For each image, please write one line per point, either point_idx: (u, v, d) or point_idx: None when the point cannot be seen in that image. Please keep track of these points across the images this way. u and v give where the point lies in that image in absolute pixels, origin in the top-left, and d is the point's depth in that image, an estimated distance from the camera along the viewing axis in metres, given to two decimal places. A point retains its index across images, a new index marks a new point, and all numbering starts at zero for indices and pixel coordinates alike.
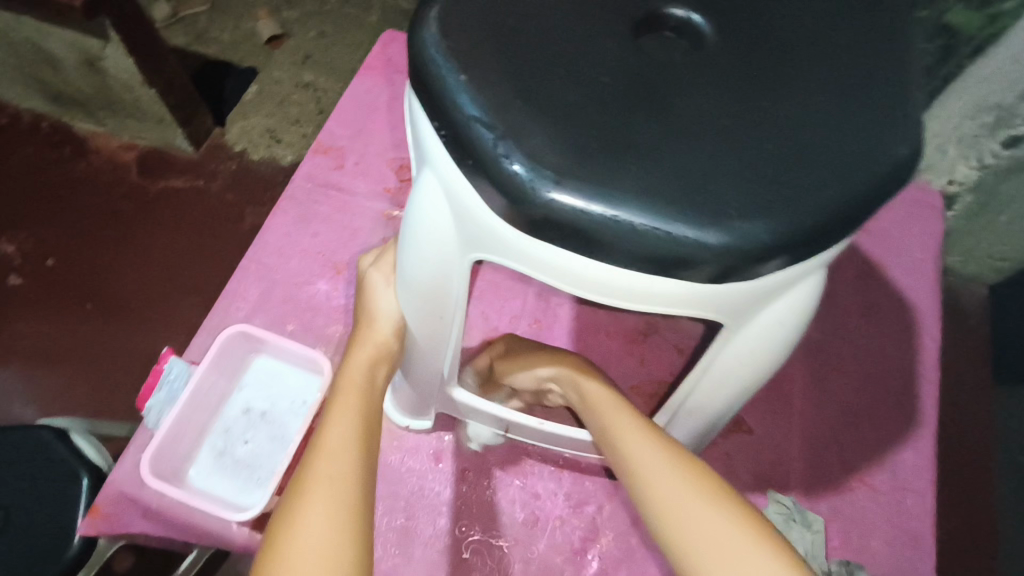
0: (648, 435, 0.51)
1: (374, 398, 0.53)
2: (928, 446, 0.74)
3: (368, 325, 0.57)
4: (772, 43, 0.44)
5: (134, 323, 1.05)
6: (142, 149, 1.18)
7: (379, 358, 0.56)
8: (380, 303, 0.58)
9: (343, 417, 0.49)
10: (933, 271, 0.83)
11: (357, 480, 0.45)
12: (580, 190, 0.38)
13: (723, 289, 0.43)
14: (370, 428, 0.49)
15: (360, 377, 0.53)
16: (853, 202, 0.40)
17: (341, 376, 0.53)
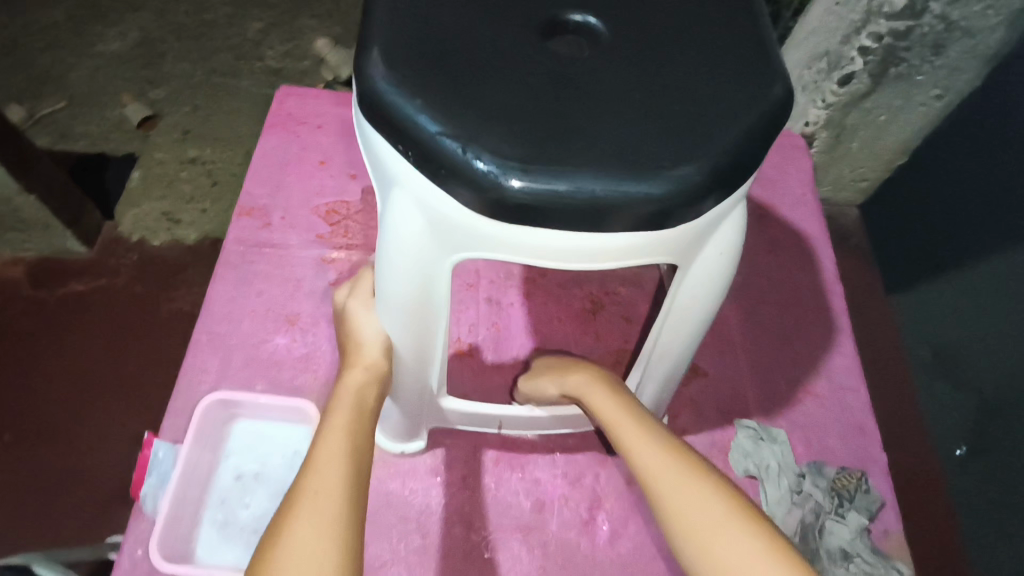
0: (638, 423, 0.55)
1: (364, 420, 0.55)
2: (849, 348, 0.87)
3: (355, 352, 0.59)
4: (654, 27, 0.46)
5: (56, 439, 1.03)
6: (29, 261, 1.19)
7: (369, 382, 0.57)
8: (363, 330, 0.60)
9: (334, 439, 0.51)
10: (814, 201, 1.00)
11: (349, 490, 0.47)
12: (545, 174, 0.38)
13: (676, 233, 0.42)
14: (359, 447, 0.51)
15: (349, 405, 0.55)
16: (767, 135, 0.42)
17: (332, 403, 0.55)
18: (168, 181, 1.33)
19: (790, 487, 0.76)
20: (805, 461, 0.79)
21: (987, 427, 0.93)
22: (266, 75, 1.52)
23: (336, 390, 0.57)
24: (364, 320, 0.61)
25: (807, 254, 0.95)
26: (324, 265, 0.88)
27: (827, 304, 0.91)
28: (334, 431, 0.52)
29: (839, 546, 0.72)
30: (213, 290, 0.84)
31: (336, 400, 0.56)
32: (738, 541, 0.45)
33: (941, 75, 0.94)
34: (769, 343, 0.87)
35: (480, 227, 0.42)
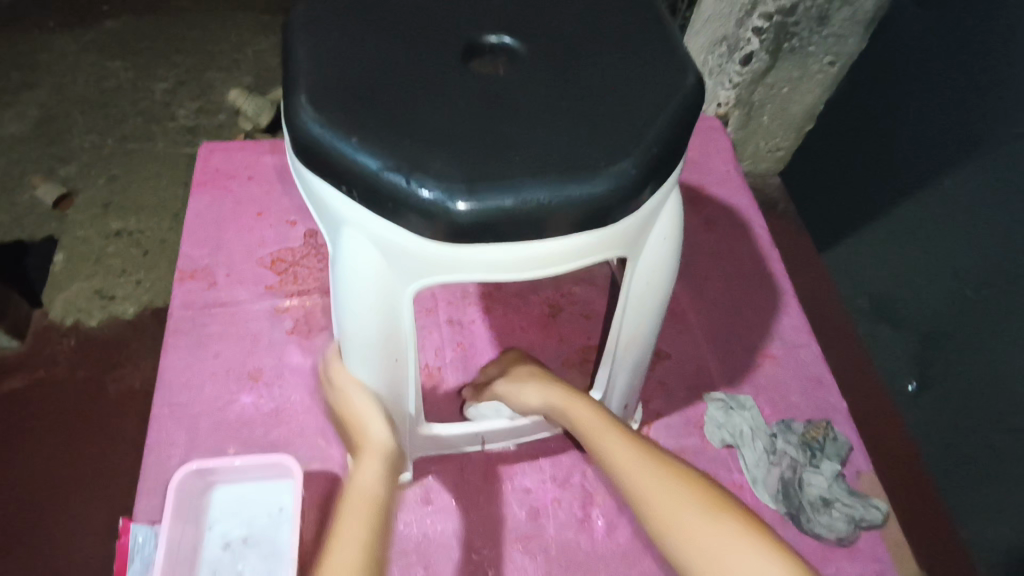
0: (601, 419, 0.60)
1: (379, 517, 0.51)
2: (795, 308, 0.92)
3: (362, 438, 0.57)
4: (566, 38, 0.48)
5: (13, 548, 0.97)
6: None
7: (380, 468, 0.55)
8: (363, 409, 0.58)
9: (350, 547, 0.48)
10: (738, 176, 1.05)
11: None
12: (490, 191, 0.39)
13: (621, 226, 0.44)
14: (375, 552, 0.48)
15: (360, 499, 0.52)
16: (687, 122, 0.45)
17: (344, 498, 0.52)
18: (95, 257, 1.28)
19: (764, 447, 0.80)
20: (775, 421, 0.83)
21: (931, 358, 1.00)
22: (182, 133, 1.49)
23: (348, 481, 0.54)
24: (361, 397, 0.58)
25: (740, 225, 1.00)
26: (278, 315, 0.87)
27: (767, 270, 0.96)
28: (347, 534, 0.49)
29: (819, 494, 0.76)
30: (167, 360, 0.82)
31: (348, 495, 0.53)
32: (689, 513, 0.49)
33: (830, 43, 1.02)
34: (721, 315, 0.92)
35: (435, 252, 0.43)
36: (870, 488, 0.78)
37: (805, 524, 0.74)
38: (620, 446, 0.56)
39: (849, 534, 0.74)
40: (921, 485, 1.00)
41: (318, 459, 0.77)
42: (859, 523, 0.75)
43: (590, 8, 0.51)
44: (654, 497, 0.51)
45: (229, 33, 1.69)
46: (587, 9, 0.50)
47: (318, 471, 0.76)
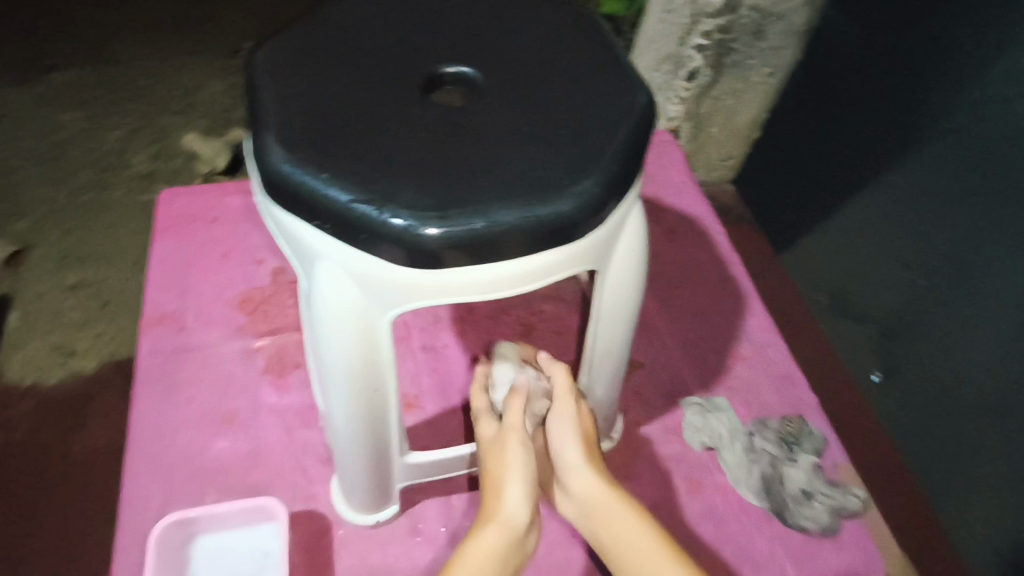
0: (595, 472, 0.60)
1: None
2: (760, 309, 0.95)
3: (494, 502, 0.58)
4: (522, 63, 0.50)
5: None
6: None
7: (504, 545, 0.55)
8: (509, 476, 0.59)
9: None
10: (694, 186, 1.09)
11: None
12: (460, 216, 0.40)
13: (589, 240, 0.46)
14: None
15: (480, 560, 0.54)
16: (645, 137, 0.47)
17: (460, 559, 0.54)
18: (52, 312, 1.25)
19: (744, 447, 0.81)
20: (751, 420, 0.85)
21: (892, 348, 1.04)
22: (137, 181, 1.47)
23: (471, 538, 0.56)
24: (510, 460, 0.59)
25: (700, 233, 1.04)
26: (250, 355, 0.86)
27: (730, 275, 0.99)
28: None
29: (800, 488, 0.78)
30: (138, 410, 0.80)
31: (465, 556, 0.54)
32: None
33: (767, 56, 1.08)
34: (691, 322, 0.94)
35: (408, 279, 0.44)
36: (848, 477, 0.80)
37: (789, 518, 0.76)
38: (614, 509, 0.58)
39: (833, 525, 0.76)
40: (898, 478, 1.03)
41: (301, 498, 0.76)
42: (840, 513, 0.77)
43: (542, 33, 0.53)
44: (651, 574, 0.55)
45: (180, 78, 1.68)
46: (540, 35, 0.52)
47: (302, 511, 0.75)
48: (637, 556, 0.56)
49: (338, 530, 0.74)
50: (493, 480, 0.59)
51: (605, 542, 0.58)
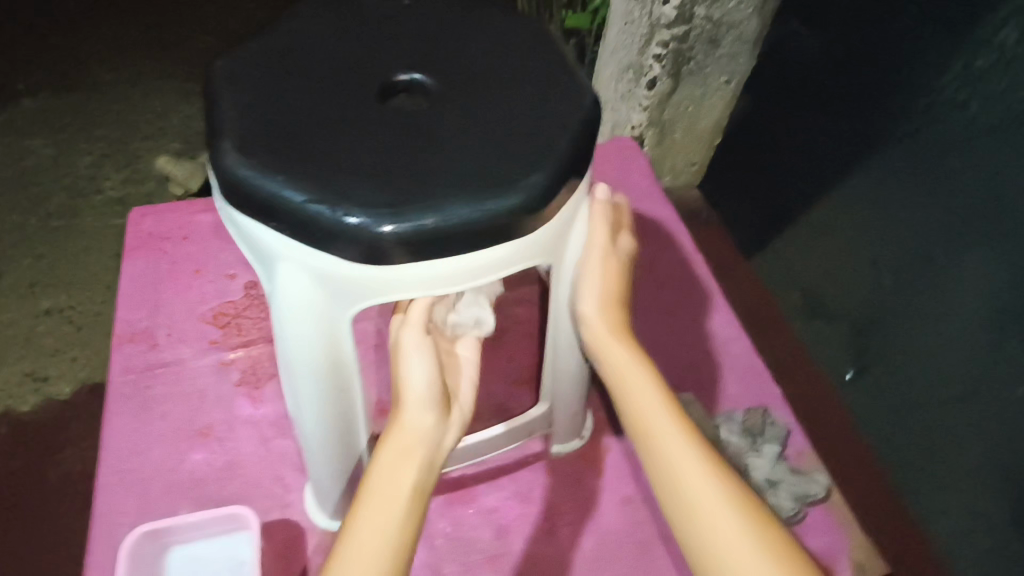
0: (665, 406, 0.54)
1: (401, 496, 0.52)
2: (724, 306, 0.98)
3: (400, 406, 0.57)
4: (473, 70, 0.52)
5: None
6: None
7: (409, 444, 0.55)
8: (407, 377, 0.58)
9: (363, 533, 0.51)
10: (658, 190, 1.12)
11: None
12: (411, 212, 0.42)
13: (539, 234, 0.48)
14: (388, 527, 0.51)
15: (387, 462, 0.54)
16: (591, 136, 0.49)
17: (371, 466, 0.55)
18: (26, 339, 1.24)
19: (710, 440, 0.83)
20: (717, 413, 0.87)
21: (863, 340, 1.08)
22: (112, 205, 1.47)
23: (381, 444, 0.56)
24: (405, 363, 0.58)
25: (664, 235, 1.07)
26: (224, 369, 0.86)
27: (694, 274, 1.02)
28: (367, 511, 0.52)
29: (765, 477, 0.80)
30: (111, 428, 0.81)
31: (375, 464, 0.55)
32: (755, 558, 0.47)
33: (723, 63, 1.11)
34: (657, 321, 0.97)
35: (365, 276, 0.45)
36: (813, 464, 0.83)
37: None
38: (683, 447, 0.52)
39: (798, 511, 0.78)
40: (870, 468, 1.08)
41: (276, 507, 0.76)
42: (805, 499, 0.79)
43: (493, 41, 0.55)
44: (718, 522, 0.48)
45: (153, 103, 1.68)
46: (490, 42, 0.55)
47: (277, 520, 0.75)
48: (704, 509, 0.49)
49: (314, 537, 0.74)
50: (398, 384, 0.59)
51: (660, 482, 0.52)
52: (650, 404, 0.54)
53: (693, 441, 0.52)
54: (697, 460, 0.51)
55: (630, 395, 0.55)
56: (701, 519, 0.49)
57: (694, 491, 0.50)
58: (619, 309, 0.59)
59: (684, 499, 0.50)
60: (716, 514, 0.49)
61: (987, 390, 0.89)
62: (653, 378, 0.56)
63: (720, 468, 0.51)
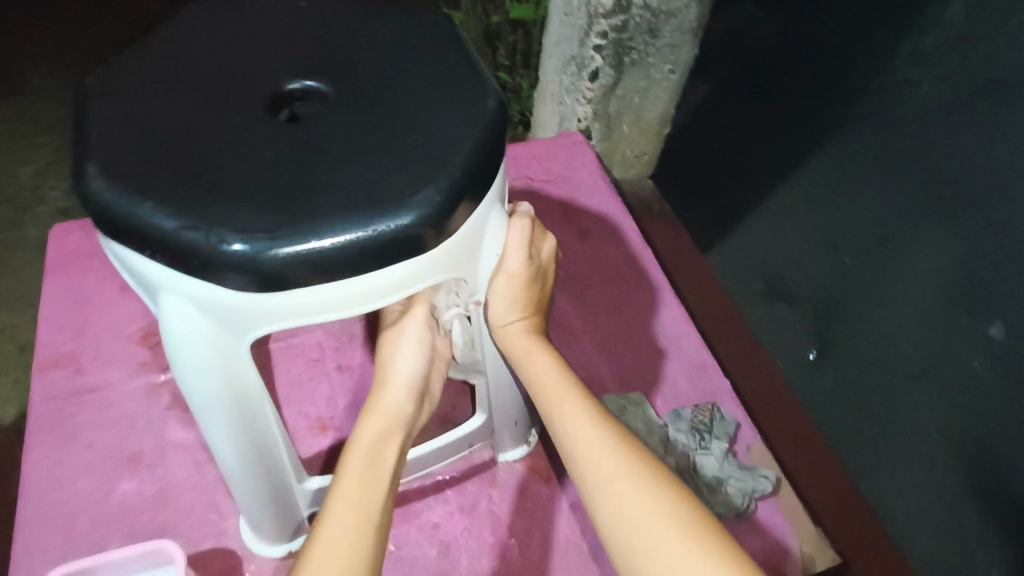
0: (578, 397, 0.53)
1: (380, 478, 0.52)
2: (673, 300, 0.97)
3: (380, 393, 0.59)
4: (373, 75, 0.49)
5: None
6: None
7: (390, 424, 0.56)
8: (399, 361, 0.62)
9: (342, 509, 0.49)
10: (606, 184, 1.10)
11: (350, 558, 0.47)
12: (295, 235, 0.40)
13: (445, 248, 0.46)
14: (369, 506, 0.50)
15: (365, 441, 0.54)
16: (496, 143, 0.47)
17: (348, 450, 0.54)
18: None
19: (658, 437, 0.81)
20: (666, 411, 0.86)
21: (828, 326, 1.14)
22: (53, 216, 1.40)
23: (359, 427, 0.56)
24: (399, 343, 0.62)
25: (613, 231, 1.04)
26: (153, 391, 0.82)
27: (643, 270, 1.00)
28: (348, 489, 0.51)
29: (714, 474, 0.79)
30: (30, 462, 0.76)
31: (354, 447, 0.54)
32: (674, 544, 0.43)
33: (666, 53, 1.06)
34: (606, 320, 0.95)
35: (256, 303, 0.43)
36: (759, 459, 0.82)
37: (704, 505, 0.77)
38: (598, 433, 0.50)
39: (746, 506, 0.77)
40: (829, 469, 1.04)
41: (210, 535, 0.72)
42: (752, 494, 0.78)
43: (398, 42, 0.52)
44: (632, 508, 0.46)
45: None
46: (394, 44, 0.52)
47: (211, 549, 0.72)
48: (617, 496, 0.47)
49: (249, 565, 0.71)
50: (384, 372, 0.62)
51: (577, 473, 0.49)
52: (573, 415, 0.51)
53: (622, 449, 0.49)
54: (626, 474, 0.47)
55: (554, 409, 0.52)
56: (636, 536, 0.45)
57: (624, 506, 0.46)
58: (536, 314, 0.57)
59: (616, 517, 0.46)
60: (652, 526, 0.45)
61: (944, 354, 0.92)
62: (578, 389, 0.53)
63: (653, 472, 0.47)
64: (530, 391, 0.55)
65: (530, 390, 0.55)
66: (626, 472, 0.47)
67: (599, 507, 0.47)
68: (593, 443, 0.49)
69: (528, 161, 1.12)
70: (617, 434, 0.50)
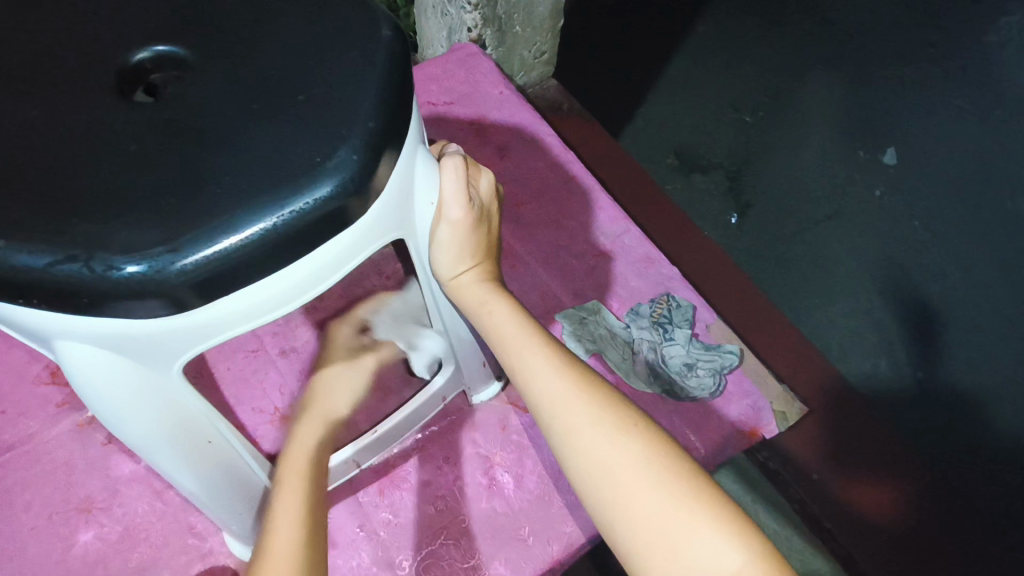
0: (541, 342, 0.49)
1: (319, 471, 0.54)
2: (607, 199, 0.94)
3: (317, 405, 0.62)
4: (235, 25, 0.41)
5: None
6: None
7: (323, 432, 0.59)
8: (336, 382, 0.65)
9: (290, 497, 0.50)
10: (512, 93, 1.03)
11: (306, 544, 0.46)
12: (198, 240, 0.34)
13: (375, 212, 0.40)
14: (314, 496, 0.51)
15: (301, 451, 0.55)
16: (402, 77, 0.41)
17: (283, 463, 0.53)
18: None
19: (622, 341, 0.84)
20: (624, 312, 0.86)
21: (740, 188, 1.23)
22: None
23: (289, 441, 0.57)
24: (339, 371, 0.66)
25: (531, 142, 0.99)
26: (82, 431, 0.74)
27: (570, 175, 0.97)
28: (291, 480, 0.51)
29: (682, 362, 0.82)
30: None
31: (290, 456, 0.54)
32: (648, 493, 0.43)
33: None
34: (545, 236, 0.92)
35: (173, 325, 0.37)
36: (720, 335, 0.84)
37: (681, 392, 0.80)
38: (564, 381, 0.47)
39: (719, 385, 0.80)
40: (777, 327, 0.99)
41: (195, 559, 0.68)
42: (722, 371, 0.82)
43: None
44: (604, 457, 0.44)
45: None
46: None
47: (201, 571, 0.68)
48: (585, 446, 0.45)
49: None
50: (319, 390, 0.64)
51: (543, 422, 0.47)
52: (537, 363, 0.48)
53: (590, 396, 0.46)
54: (599, 421, 0.45)
55: (515, 358, 0.49)
56: (610, 487, 0.43)
57: (597, 456, 0.44)
58: (486, 258, 0.54)
59: (591, 467, 0.44)
60: (626, 476, 0.43)
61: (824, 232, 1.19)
62: (539, 333, 0.50)
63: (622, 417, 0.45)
64: (490, 343, 0.52)
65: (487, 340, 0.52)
66: (597, 419, 0.45)
67: (570, 456, 0.45)
68: (560, 391, 0.46)
69: (426, 85, 1.03)
70: (585, 377, 0.47)
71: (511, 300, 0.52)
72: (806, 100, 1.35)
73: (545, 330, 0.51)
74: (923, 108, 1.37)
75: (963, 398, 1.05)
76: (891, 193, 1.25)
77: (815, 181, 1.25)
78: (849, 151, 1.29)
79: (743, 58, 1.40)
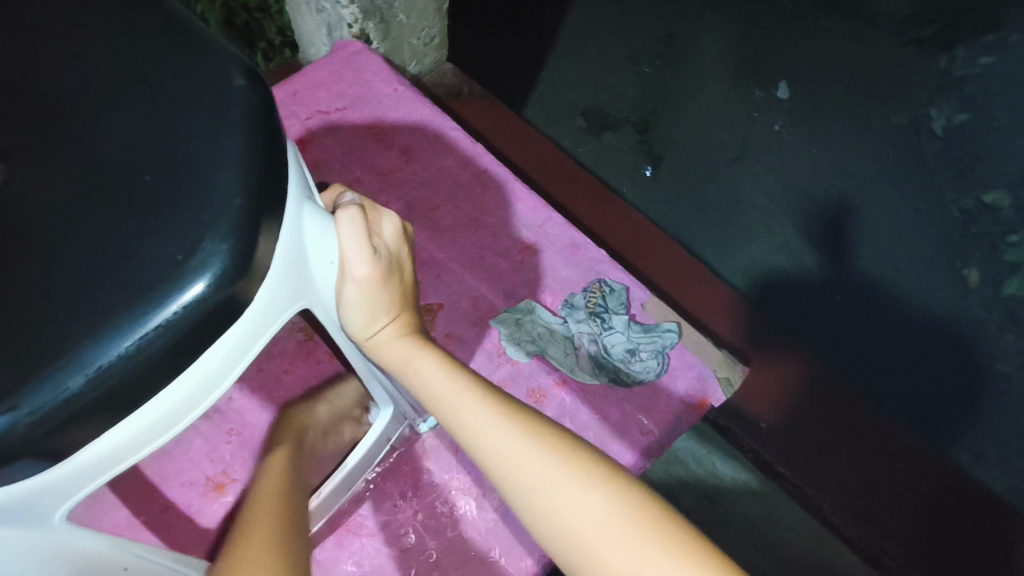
0: (479, 394, 0.47)
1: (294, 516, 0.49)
2: (523, 187, 0.91)
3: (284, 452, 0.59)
4: (56, 105, 0.35)
5: None
6: None
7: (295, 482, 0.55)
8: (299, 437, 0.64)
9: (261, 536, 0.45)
10: (407, 88, 0.97)
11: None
12: (45, 385, 0.29)
13: (264, 296, 0.35)
14: (293, 543, 0.45)
15: (274, 494, 0.51)
16: (270, 134, 0.36)
17: (254, 507, 0.49)
18: None
19: (562, 337, 0.82)
20: (558, 305, 0.84)
21: (649, 148, 1.22)
22: None
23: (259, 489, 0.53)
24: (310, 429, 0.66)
25: (434, 138, 0.94)
26: None
27: (481, 169, 0.92)
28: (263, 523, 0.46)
29: (624, 348, 0.81)
30: None
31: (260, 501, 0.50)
32: (626, 547, 0.40)
33: None
34: (466, 238, 0.88)
35: (51, 476, 0.33)
36: (658, 313, 0.83)
37: (628, 379, 0.79)
38: (513, 435, 0.45)
39: (663, 365, 0.80)
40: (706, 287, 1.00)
41: None
42: (665, 351, 0.81)
43: (72, 47, 0.37)
44: (572, 517, 0.42)
45: None
46: (67, 52, 0.37)
47: None
48: (548, 505, 0.42)
49: None
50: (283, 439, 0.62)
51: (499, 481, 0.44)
52: (480, 421, 0.45)
53: (544, 447, 0.44)
54: (559, 474, 0.43)
55: (456, 417, 0.46)
56: (581, 547, 0.41)
57: (563, 515, 0.42)
58: (402, 310, 0.50)
59: (560, 528, 0.42)
60: (596, 531, 0.41)
61: (737, 179, 1.20)
62: (477, 385, 0.47)
63: (582, 466, 0.43)
64: (424, 402, 0.48)
65: (421, 400, 0.49)
66: (556, 472, 0.43)
67: (536, 519, 0.43)
68: (512, 450, 0.44)
69: (313, 92, 0.95)
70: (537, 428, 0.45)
71: (442, 353, 0.49)
72: (699, 48, 1.35)
73: (484, 382, 0.48)
74: (809, 41, 1.39)
75: (886, 318, 1.10)
76: (791, 132, 1.27)
77: (720, 129, 1.25)
78: (747, 94, 1.30)
79: (633, 13, 1.38)
